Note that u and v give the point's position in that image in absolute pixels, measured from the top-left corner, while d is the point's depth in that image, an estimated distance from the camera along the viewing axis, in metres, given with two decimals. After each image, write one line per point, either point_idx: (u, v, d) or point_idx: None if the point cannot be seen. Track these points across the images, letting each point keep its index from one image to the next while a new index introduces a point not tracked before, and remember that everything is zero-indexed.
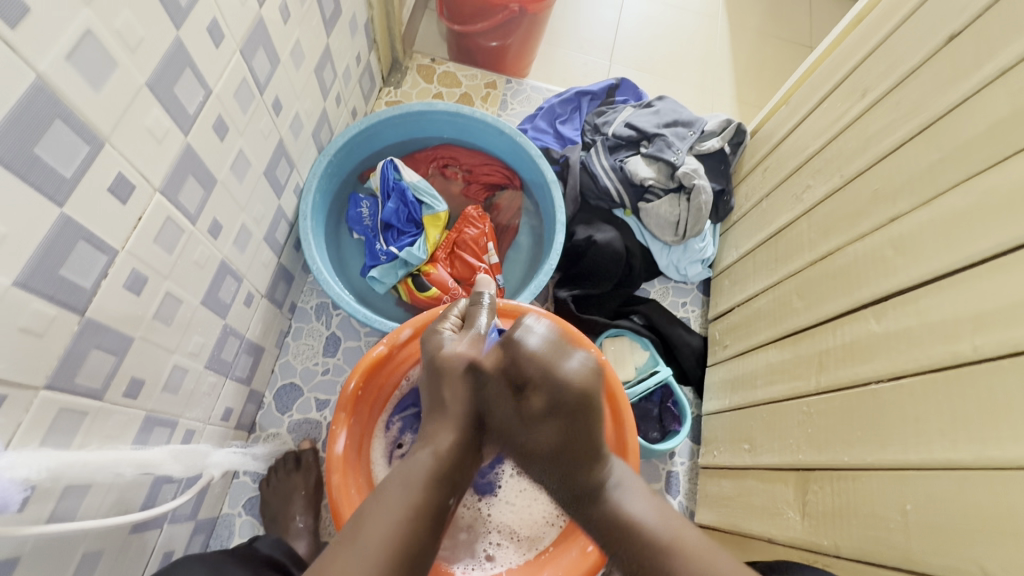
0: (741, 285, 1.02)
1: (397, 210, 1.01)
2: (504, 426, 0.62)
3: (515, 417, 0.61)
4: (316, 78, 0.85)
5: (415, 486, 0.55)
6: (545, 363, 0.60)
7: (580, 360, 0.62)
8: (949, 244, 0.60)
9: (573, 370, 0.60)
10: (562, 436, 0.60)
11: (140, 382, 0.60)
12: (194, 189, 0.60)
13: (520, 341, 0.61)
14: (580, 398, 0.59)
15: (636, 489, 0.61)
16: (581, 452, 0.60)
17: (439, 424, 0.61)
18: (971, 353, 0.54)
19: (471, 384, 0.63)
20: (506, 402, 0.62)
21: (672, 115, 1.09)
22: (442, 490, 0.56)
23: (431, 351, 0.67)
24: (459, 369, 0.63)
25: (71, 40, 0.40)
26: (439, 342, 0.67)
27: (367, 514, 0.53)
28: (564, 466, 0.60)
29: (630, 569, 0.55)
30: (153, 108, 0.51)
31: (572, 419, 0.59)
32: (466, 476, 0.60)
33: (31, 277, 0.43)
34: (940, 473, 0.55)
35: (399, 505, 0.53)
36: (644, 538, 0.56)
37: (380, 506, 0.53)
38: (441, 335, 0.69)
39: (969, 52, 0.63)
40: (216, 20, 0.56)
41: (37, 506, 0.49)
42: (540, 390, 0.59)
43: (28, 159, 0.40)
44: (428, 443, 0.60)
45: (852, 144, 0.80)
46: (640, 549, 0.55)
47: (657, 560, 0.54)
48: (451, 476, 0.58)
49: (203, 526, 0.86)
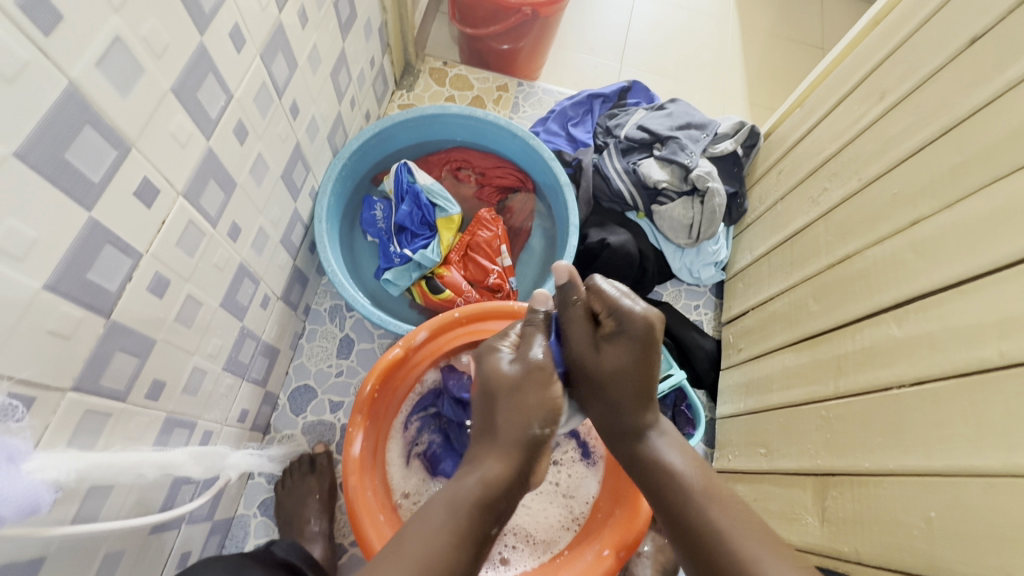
0: (755, 288, 1.02)
1: (411, 213, 1.01)
2: (573, 360, 0.65)
3: (587, 344, 0.64)
4: (332, 82, 0.86)
5: (460, 512, 0.56)
6: (620, 297, 0.63)
7: (648, 304, 0.64)
8: (973, 248, 0.60)
9: (643, 308, 0.62)
10: (625, 365, 0.62)
11: (162, 384, 0.61)
12: (214, 192, 0.61)
13: (598, 282, 0.65)
14: (644, 328, 0.61)
15: (676, 442, 0.65)
16: (638, 391, 0.63)
17: (489, 450, 0.61)
18: (998, 359, 0.54)
19: (522, 407, 0.61)
20: (581, 330, 0.65)
21: (685, 118, 1.08)
22: (486, 517, 0.56)
23: (485, 372, 0.65)
24: (510, 391, 0.62)
25: (100, 47, 0.41)
26: (495, 363, 0.65)
27: (408, 535, 0.55)
28: (623, 395, 0.63)
29: (676, 526, 0.59)
30: (177, 113, 0.51)
31: (636, 352, 0.62)
32: (512, 503, 0.59)
33: (59, 281, 0.43)
34: (966, 481, 0.54)
35: (439, 525, 0.55)
36: (683, 486, 0.60)
37: (426, 523, 0.55)
38: (498, 360, 0.65)
39: (992, 55, 0.63)
40: (237, 26, 0.56)
41: (63, 507, 0.50)
42: (613, 318, 0.63)
43: (59, 165, 0.40)
44: (475, 469, 0.60)
45: (870, 146, 0.79)
46: (681, 494, 0.60)
47: (700, 510, 0.58)
48: (495, 503, 0.57)
49: (219, 527, 0.86)
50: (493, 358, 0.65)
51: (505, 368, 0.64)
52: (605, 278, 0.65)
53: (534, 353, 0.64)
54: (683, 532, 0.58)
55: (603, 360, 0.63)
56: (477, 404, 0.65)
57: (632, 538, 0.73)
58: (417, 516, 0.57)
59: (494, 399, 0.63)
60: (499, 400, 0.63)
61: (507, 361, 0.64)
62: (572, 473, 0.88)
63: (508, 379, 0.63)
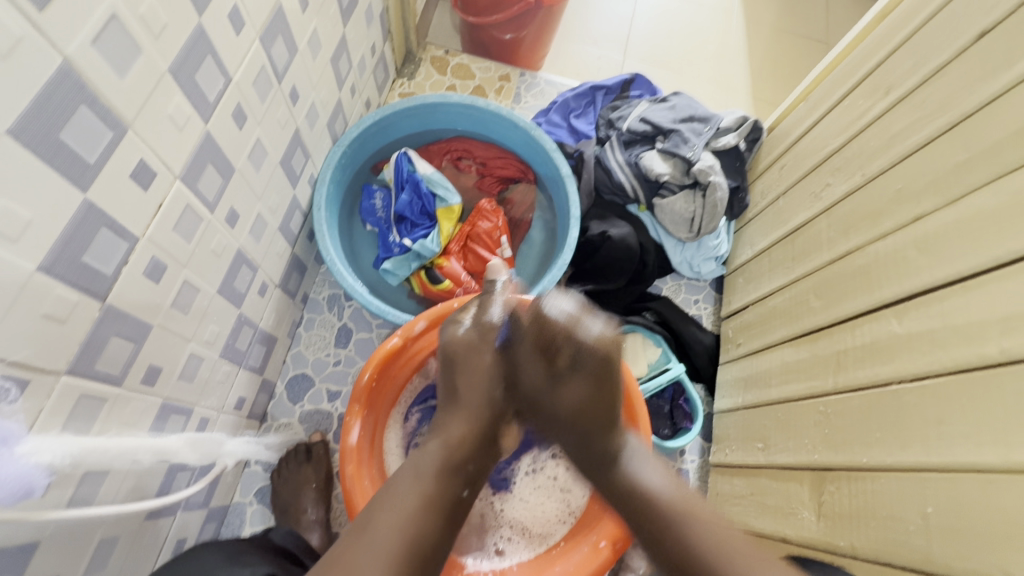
0: (755, 284, 1.02)
1: (411, 202, 1.00)
2: (532, 392, 0.68)
3: (544, 377, 0.67)
4: (332, 68, 0.85)
5: (426, 477, 0.58)
6: (572, 325, 0.65)
7: (603, 322, 0.67)
8: (978, 245, 0.59)
9: (590, 330, 0.65)
10: (587, 397, 0.65)
11: (158, 370, 0.60)
12: (212, 176, 0.60)
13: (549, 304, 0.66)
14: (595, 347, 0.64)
15: (649, 460, 0.64)
16: (602, 418, 0.65)
17: (453, 417, 0.65)
18: (999, 355, 0.53)
19: (480, 372, 0.68)
20: (537, 367, 0.67)
21: (688, 110, 1.07)
22: (454, 480, 0.59)
23: (445, 341, 0.71)
24: (469, 355, 0.68)
25: (97, 25, 0.40)
26: (453, 334, 0.71)
27: (378, 503, 0.55)
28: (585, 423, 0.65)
29: (651, 541, 0.58)
30: (175, 95, 0.50)
31: (593, 381, 0.65)
32: (479, 465, 0.63)
33: (54, 263, 0.43)
34: (965, 477, 0.54)
35: (406, 490, 0.56)
36: (658, 508, 0.59)
37: (393, 488, 0.57)
38: (457, 327, 0.71)
39: (1000, 50, 0.62)
40: (236, 7, 0.55)
41: (58, 491, 0.49)
42: (567, 346, 0.65)
43: (53, 145, 0.40)
44: (438, 435, 0.63)
45: (875, 141, 0.79)
46: (655, 512, 0.59)
47: (671, 526, 0.57)
48: (461, 464, 0.61)
49: (215, 514, 0.86)
50: (452, 326, 0.72)
51: (461, 332, 0.70)
52: (549, 300, 0.67)
53: (489, 316, 0.71)
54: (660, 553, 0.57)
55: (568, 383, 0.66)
56: (442, 378, 0.70)
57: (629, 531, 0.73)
58: (394, 474, 0.59)
59: (459, 365, 0.68)
60: (459, 379, 0.68)
61: (466, 330, 0.70)
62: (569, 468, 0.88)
63: (466, 348, 0.69)
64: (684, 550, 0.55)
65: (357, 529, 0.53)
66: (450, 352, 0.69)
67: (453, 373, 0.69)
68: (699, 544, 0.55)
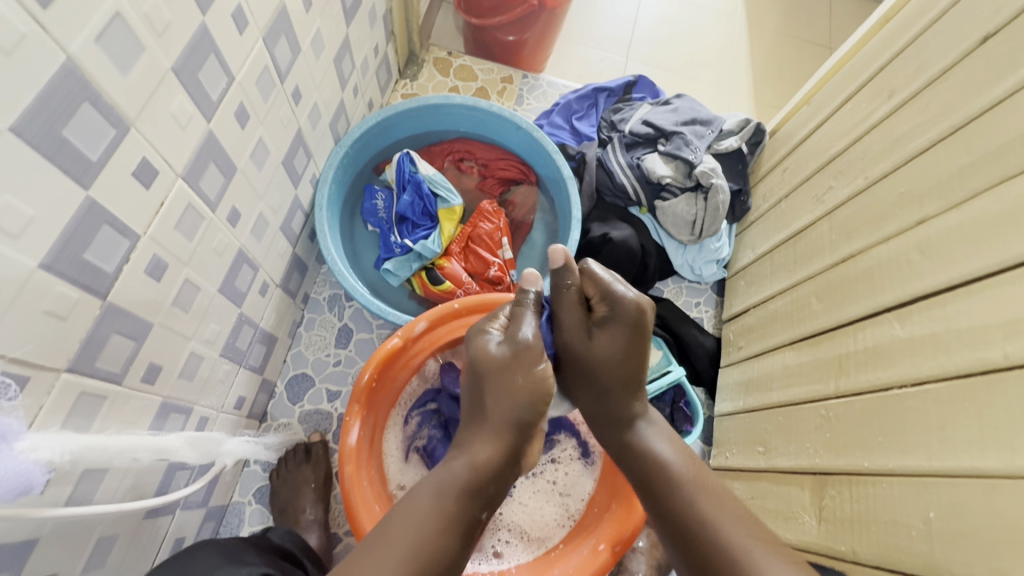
0: (757, 287, 1.02)
1: (412, 203, 1.00)
2: (567, 340, 0.70)
3: (579, 326, 0.69)
4: (336, 68, 0.85)
5: (447, 497, 0.56)
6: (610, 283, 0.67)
7: (639, 289, 0.68)
8: (980, 249, 0.59)
9: (626, 290, 0.66)
10: (616, 352, 0.66)
11: (158, 368, 0.60)
12: (214, 175, 0.60)
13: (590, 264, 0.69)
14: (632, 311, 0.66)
15: (661, 433, 0.67)
16: (625, 380, 0.67)
17: (477, 434, 0.62)
18: (1001, 360, 0.53)
19: (509, 390, 0.62)
20: (574, 315, 0.70)
21: (690, 113, 1.07)
22: (473, 502, 0.57)
23: (472, 355, 0.65)
24: (500, 374, 0.63)
25: (100, 22, 0.40)
26: (482, 349, 0.65)
27: (394, 518, 0.55)
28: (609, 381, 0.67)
29: (655, 504, 0.61)
30: (178, 94, 0.50)
31: (627, 339, 0.66)
32: (501, 485, 0.60)
33: (55, 260, 0.43)
34: (967, 482, 0.54)
35: (426, 508, 0.55)
36: (666, 472, 0.62)
37: (414, 506, 0.56)
38: (484, 341, 0.66)
39: (1003, 55, 0.62)
40: (240, 7, 0.55)
41: (56, 488, 0.49)
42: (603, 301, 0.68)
43: (56, 141, 0.40)
44: (463, 454, 0.61)
45: (877, 145, 0.79)
46: (665, 478, 0.62)
47: (678, 492, 0.60)
48: (484, 485, 0.58)
49: (214, 514, 0.86)
50: (479, 338, 0.67)
51: (494, 350, 0.65)
52: (597, 262, 0.70)
53: (523, 333, 0.66)
54: (660, 508, 0.60)
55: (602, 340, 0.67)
56: (466, 388, 0.67)
57: (628, 535, 0.73)
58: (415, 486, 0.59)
59: (485, 384, 0.64)
60: (486, 393, 0.64)
61: (497, 346, 0.65)
62: (569, 471, 0.88)
63: (499, 367, 0.63)
64: (687, 513, 0.58)
65: (373, 545, 0.52)
66: (477, 366, 0.64)
67: (481, 385, 0.64)
68: (703, 508, 0.57)
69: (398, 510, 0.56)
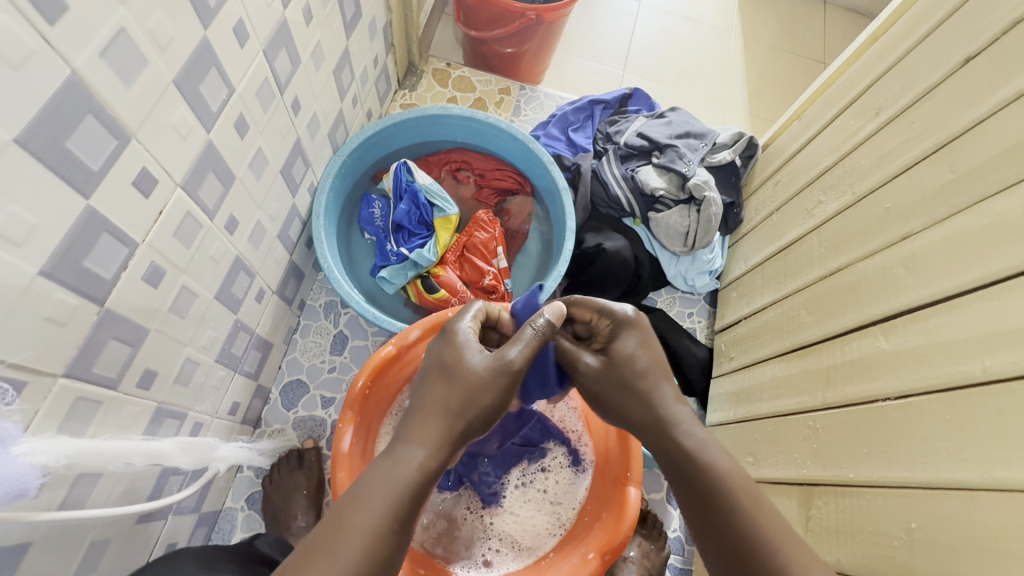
0: (748, 298, 1.03)
1: (409, 212, 1.01)
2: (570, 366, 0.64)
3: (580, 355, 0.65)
4: (335, 80, 0.87)
5: None
6: (618, 349, 0.60)
7: (636, 379, 0.59)
8: (960, 265, 0.61)
9: (635, 341, 0.60)
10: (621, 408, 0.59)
11: (153, 374, 0.61)
12: (213, 185, 0.61)
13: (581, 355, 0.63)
14: (643, 366, 0.59)
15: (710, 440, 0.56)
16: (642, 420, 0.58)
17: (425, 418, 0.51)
18: (981, 374, 0.54)
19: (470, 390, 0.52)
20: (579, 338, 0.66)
21: (684, 127, 1.09)
22: None
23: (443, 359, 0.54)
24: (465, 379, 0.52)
25: (104, 39, 0.41)
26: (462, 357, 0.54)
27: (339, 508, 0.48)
28: (611, 394, 0.60)
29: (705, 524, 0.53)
30: (179, 105, 0.52)
31: (630, 398, 0.59)
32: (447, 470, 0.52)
33: (55, 268, 0.43)
34: (948, 494, 0.55)
35: (378, 511, 0.45)
36: (721, 491, 0.53)
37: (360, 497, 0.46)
38: (469, 346, 0.55)
39: (985, 77, 0.64)
40: (241, 22, 0.57)
41: (50, 492, 0.50)
42: (603, 319, 0.63)
43: (60, 153, 0.41)
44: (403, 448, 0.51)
45: (864, 161, 0.81)
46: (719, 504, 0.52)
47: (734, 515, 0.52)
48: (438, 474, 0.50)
49: (206, 519, 0.87)
50: (463, 343, 0.55)
51: (481, 362, 0.53)
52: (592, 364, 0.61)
53: (511, 355, 0.54)
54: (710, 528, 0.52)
55: (592, 375, 0.61)
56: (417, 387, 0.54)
57: (618, 542, 0.73)
58: (359, 477, 0.49)
59: (456, 392, 0.52)
60: (436, 392, 0.52)
61: (481, 357, 0.54)
62: (559, 480, 0.87)
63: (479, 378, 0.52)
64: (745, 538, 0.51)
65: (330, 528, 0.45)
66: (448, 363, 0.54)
67: (447, 383, 0.53)
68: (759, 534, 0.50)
69: (346, 498, 0.47)
